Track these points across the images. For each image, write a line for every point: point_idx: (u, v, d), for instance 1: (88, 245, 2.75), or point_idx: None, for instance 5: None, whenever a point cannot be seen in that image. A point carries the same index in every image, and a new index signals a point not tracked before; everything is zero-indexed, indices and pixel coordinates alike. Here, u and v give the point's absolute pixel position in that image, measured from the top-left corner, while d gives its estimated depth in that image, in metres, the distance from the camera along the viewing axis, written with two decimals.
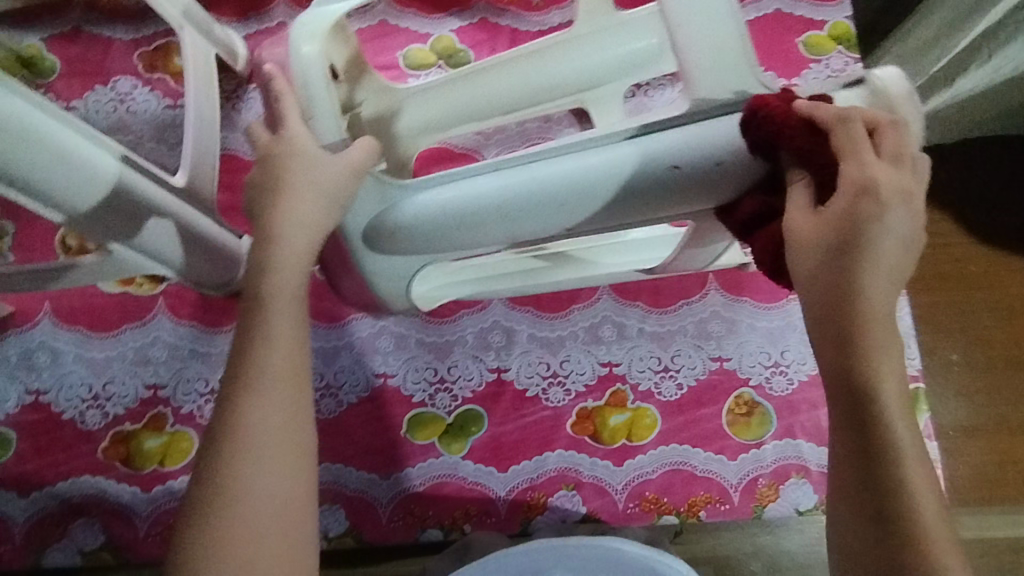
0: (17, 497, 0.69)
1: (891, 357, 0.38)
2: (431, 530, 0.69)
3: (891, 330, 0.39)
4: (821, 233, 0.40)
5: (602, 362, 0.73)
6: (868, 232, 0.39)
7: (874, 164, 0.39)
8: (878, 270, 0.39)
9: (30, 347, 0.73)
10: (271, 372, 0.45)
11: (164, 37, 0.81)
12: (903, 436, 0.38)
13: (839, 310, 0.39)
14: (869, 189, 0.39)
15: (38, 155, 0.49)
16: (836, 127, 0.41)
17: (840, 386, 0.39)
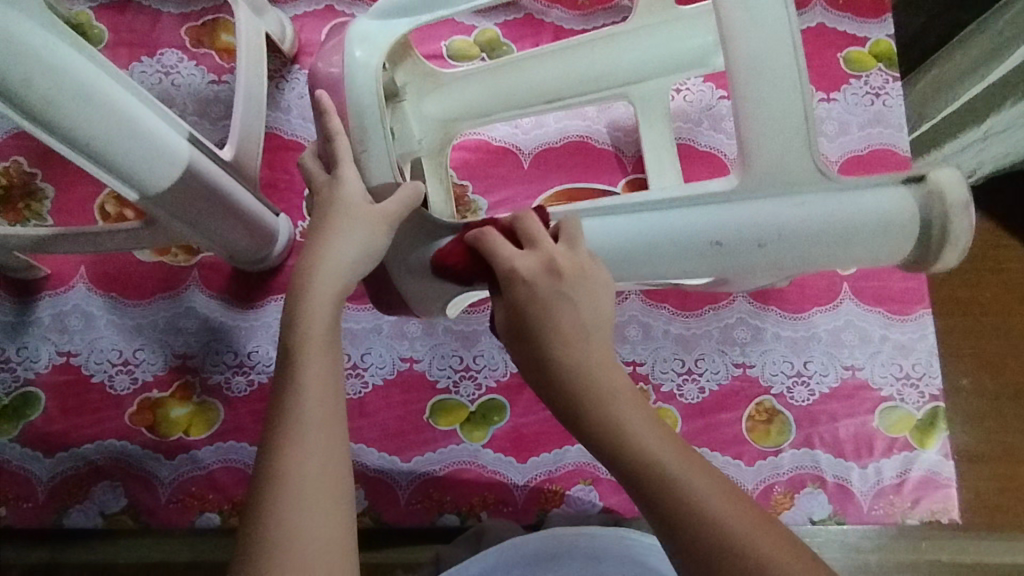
0: (43, 457, 0.70)
1: (625, 410, 0.42)
2: (447, 514, 0.70)
3: (626, 403, 0.42)
4: (522, 319, 0.46)
5: (626, 361, 0.73)
6: (548, 308, 0.46)
7: (517, 254, 0.49)
8: (586, 335, 0.45)
9: (64, 309, 0.73)
10: (311, 417, 0.45)
11: (212, 13, 0.81)
12: (682, 483, 0.39)
13: (564, 398, 0.43)
14: (511, 273, 0.48)
15: (110, 124, 0.50)
16: (490, 233, 0.52)
17: (604, 462, 0.41)
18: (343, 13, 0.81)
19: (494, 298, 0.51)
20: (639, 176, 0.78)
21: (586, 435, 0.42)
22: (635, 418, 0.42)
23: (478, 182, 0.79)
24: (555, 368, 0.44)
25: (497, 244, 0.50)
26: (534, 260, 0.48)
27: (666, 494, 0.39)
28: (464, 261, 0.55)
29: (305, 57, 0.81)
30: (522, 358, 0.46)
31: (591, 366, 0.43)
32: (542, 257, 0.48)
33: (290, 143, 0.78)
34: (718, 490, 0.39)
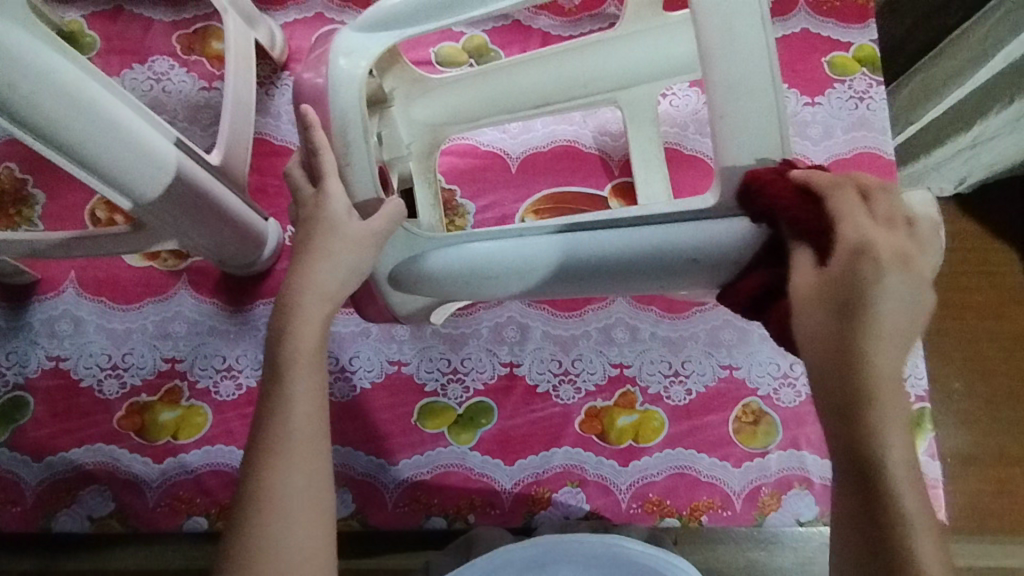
0: (31, 461, 0.70)
1: (888, 409, 0.39)
2: (435, 517, 0.70)
3: (900, 405, 0.39)
4: (824, 291, 0.42)
5: (613, 363, 0.74)
6: (867, 290, 0.41)
7: (859, 225, 0.43)
8: (883, 327, 0.40)
9: (53, 314, 0.74)
10: (296, 435, 0.46)
11: (203, 21, 0.82)
12: (891, 487, 0.38)
13: (839, 388, 0.40)
14: (862, 247, 0.42)
15: (97, 129, 0.50)
16: (838, 192, 0.44)
17: (837, 456, 0.40)
18: (332, 20, 0.82)
19: (796, 244, 0.46)
20: (626, 180, 0.79)
21: (843, 421, 0.40)
22: (897, 415, 0.39)
23: (466, 187, 0.79)
24: (857, 351, 0.40)
25: (846, 208, 0.44)
26: (857, 233, 0.42)
27: (884, 498, 0.38)
28: (783, 190, 0.46)
29: (295, 63, 0.81)
30: (808, 326, 0.42)
31: (890, 355, 0.40)
32: (897, 244, 0.42)
33: (279, 148, 0.79)
34: (923, 504, 0.38)
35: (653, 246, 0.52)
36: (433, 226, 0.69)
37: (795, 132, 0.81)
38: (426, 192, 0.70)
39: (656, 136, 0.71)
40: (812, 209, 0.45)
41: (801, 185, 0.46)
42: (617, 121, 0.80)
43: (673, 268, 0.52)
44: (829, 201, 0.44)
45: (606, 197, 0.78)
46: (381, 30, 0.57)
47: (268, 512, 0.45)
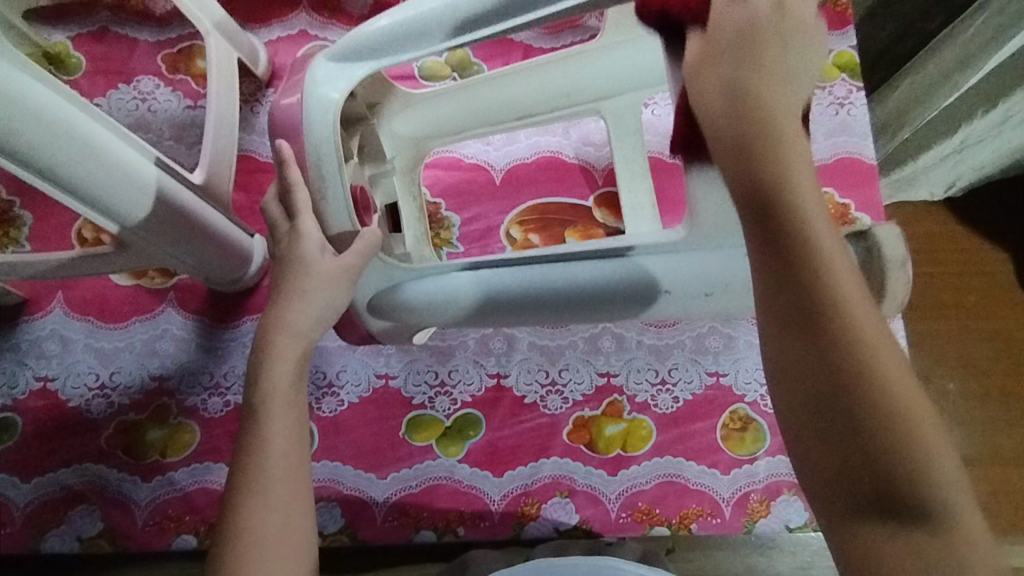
0: (20, 482, 0.70)
1: (804, 206, 0.39)
2: (425, 531, 0.70)
3: (817, 200, 0.39)
4: (729, 82, 0.43)
5: (600, 373, 0.74)
6: (759, 75, 0.43)
7: (737, 46, 0.44)
8: (789, 126, 0.41)
9: (40, 334, 0.74)
10: (273, 472, 0.48)
11: (188, 40, 0.83)
12: (833, 286, 0.37)
13: (754, 198, 0.40)
14: (752, 31, 0.44)
15: (75, 151, 0.51)
16: (728, 20, 0.45)
17: (768, 270, 0.38)
18: (315, 37, 0.82)
19: (695, 86, 0.45)
20: (610, 189, 0.79)
21: (764, 202, 0.39)
22: (812, 197, 0.39)
23: (451, 200, 0.80)
24: (770, 164, 0.40)
25: (734, 20, 0.45)
26: (743, 52, 0.44)
27: (825, 304, 0.37)
28: (675, 62, 0.46)
29: (279, 80, 0.82)
30: (724, 153, 0.42)
31: (790, 154, 0.40)
32: (779, 55, 0.44)
33: (264, 165, 0.79)
34: (858, 296, 0.37)
35: (628, 279, 0.57)
36: (419, 240, 0.70)
37: None
38: (411, 206, 0.71)
39: (638, 145, 0.71)
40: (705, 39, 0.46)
41: (702, 47, 0.46)
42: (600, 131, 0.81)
43: (649, 299, 0.57)
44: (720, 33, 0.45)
45: (591, 207, 0.79)
46: (362, 57, 0.58)
47: (245, 549, 0.46)
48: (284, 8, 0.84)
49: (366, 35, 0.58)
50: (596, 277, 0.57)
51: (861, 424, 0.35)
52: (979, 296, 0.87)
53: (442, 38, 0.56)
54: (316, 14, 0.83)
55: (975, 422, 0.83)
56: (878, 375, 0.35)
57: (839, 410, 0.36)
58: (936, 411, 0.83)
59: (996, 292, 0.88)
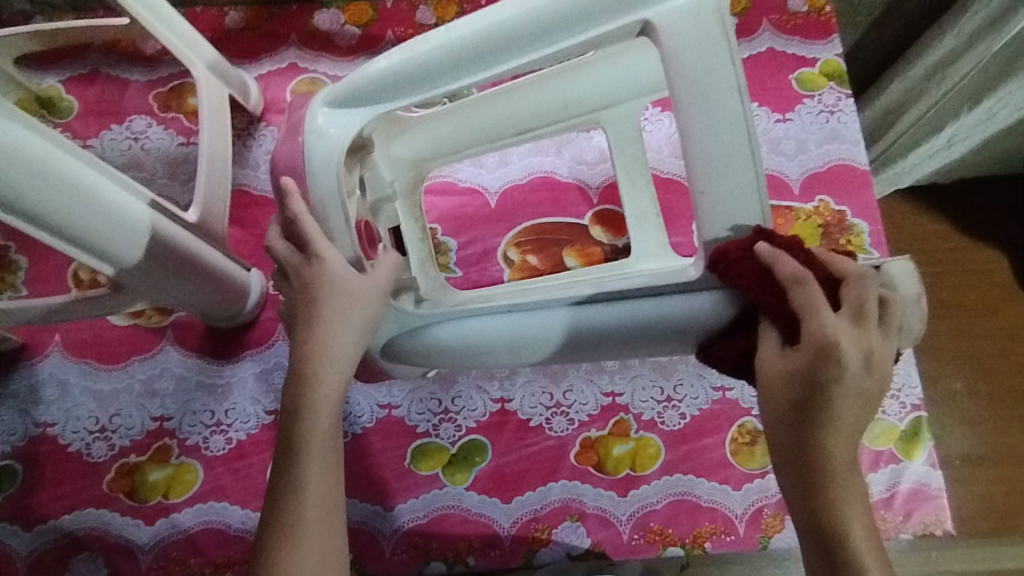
0: (21, 531, 0.69)
1: (841, 494, 0.43)
2: (435, 562, 0.69)
3: (856, 488, 0.43)
4: (789, 384, 0.44)
5: (605, 393, 0.73)
6: (827, 383, 0.42)
7: (840, 325, 0.43)
8: (849, 397, 0.43)
9: (39, 379, 0.73)
10: (309, 515, 0.51)
11: (178, 78, 0.83)
12: (859, 560, 0.42)
13: (801, 478, 0.44)
14: (828, 348, 0.42)
15: (71, 199, 0.51)
16: (808, 283, 0.44)
17: (807, 542, 0.44)
18: (305, 69, 0.83)
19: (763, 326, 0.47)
20: (606, 207, 0.79)
21: (810, 484, 0.43)
22: (846, 462, 0.43)
23: (447, 224, 0.80)
24: (813, 431, 0.43)
25: (810, 298, 0.44)
26: (834, 324, 0.43)
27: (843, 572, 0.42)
28: (743, 274, 0.48)
29: (272, 113, 0.83)
30: (775, 401, 0.44)
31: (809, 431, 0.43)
32: (824, 335, 0.42)
33: (259, 198, 0.79)
34: (878, 565, 0.42)
35: (642, 323, 0.55)
36: (423, 261, 0.70)
37: (768, 149, 0.82)
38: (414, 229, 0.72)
39: (631, 160, 0.72)
40: (775, 290, 0.46)
41: (761, 262, 0.47)
42: (593, 149, 0.81)
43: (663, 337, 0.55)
44: (787, 262, 0.45)
45: (587, 224, 0.79)
46: (355, 108, 0.57)
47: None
48: (273, 42, 0.84)
49: (359, 86, 0.56)
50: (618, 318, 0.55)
51: None
52: (978, 293, 0.87)
53: (439, 82, 0.55)
54: (305, 46, 0.84)
55: (985, 421, 0.82)
56: None
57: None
58: (944, 412, 0.82)
59: (994, 290, 0.88)
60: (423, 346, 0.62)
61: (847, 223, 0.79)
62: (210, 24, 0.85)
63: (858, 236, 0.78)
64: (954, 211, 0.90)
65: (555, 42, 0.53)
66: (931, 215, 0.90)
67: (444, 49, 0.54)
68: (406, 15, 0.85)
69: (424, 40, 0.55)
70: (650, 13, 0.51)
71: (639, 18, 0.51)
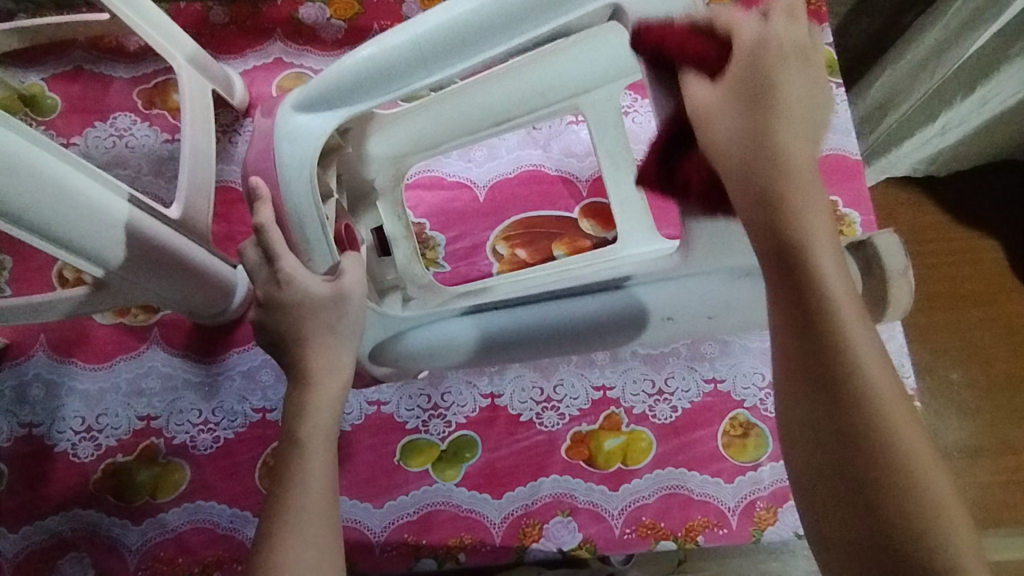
0: (8, 532, 0.68)
1: (799, 193, 0.42)
2: (425, 559, 0.68)
3: (822, 209, 0.42)
4: (728, 96, 0.45)
5: (596, 386, 0.73)
6: (775, 82, 0.45)
7: (788, 75, 0.45)
8: (795, 119, 0.44)
9: (24, 379, 0.73)
10: (310, 501, 0.48)
11: (163, 75, 0.83)
12: (833, 289, 0.40)
13: (758, 176, 0.43)
14: (760, 42, 0.46)
15: (45, 196, 0.50)
16: (741, 65, 0.46)
17: (770, 263, 0.42)
18: (291, 63, 0.82)
19: (688, 95, 0.48)
20: (595, 200, 0.79)
21: (819, 356, 0.39)
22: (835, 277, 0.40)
23: (435, 218, 0.79)
24: (767, 153, 0.43)
25: (737, 57, 0.46)
26: (758, 29, 0.46)
27: (812, 290, 0.40)
28: (677, 92, 0.50)
29: (257, 109, 0.82)
30: (733, 116, 0.45)
31: (766, 149, 0.43)
32: (769, 81, 0.45)
33: (245, 195, 0.78)
34: (848, 294, 0.40)
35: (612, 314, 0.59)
36: (410, 256, 0.69)
37: None
38: (397, 227, 0.70)
39: (622, 151, 0.71)
40: (712, 47, 0.48)
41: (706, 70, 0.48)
42: (582, 141, 0.81)
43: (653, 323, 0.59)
44: (737, 25, 0.47)
45: (577, 217, 0.78)
46: (327, 107, 0.55)
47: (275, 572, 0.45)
48: (258, 37, 0.83)
49: (327, 84, 0.55)
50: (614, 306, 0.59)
51: (841, 417, 0.37)
52: (973, 282, 0.87)
53: (411, 76, 0.54)
54: (289, 41, 0.83)
55: (980, 410, 0.82)
56: (864, 380, 0.38)
57: (850, 455, 0.37)
58: (939, 402, 0.82)
59: (988, 279, 0.87)
60: (410, 351, 0.62)
61: (839, 213, 0.78)
62: (194, 20, 0.84)
63: (851, 225, 0.77)
64: (948, 199, 0.90)
65: (531, 30, 0.52)
66: (923, 204, 0.90)
67: (413, 44, 0.53)
68: (392, 7, 0.84)
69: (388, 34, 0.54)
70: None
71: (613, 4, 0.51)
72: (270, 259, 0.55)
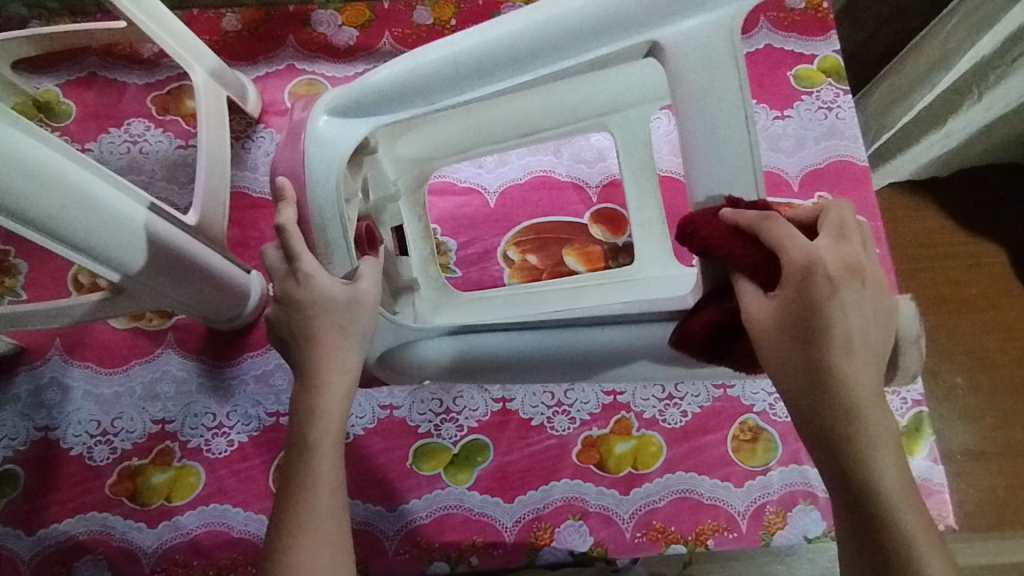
0: (24, 535, 0.69)
1: (858, 410, 0.40)
2: (437, 562, 0.69)
3: (881, 412, 0.40)
4: (784, 318, 0.42)
5: (606, 391, 0.73)
6: (828, 306, 0.41)
7: (848, 298, 0.41)
8: (849, 310, 0.41)
9: (40, 383, 0.73)
10: (322, 506, 0.49)
11: (176, 81, 0.83)
12: (886, 480, 0.39)
13: (815, 432, 0.41)
14: (810, 266, 0.41)
15: (69, 203, 0.51)
16: (788, 250, 0.42)
17: (825, 462, 0.41)
18: (303, 70, 0.83)
19: (740, 278, 0.46)
20: (605, 206, 0.79)
21: (860, 509, 0.40)
22: (890, 466, 0.40)
23: (446, 224, 0.80)
24: (823, 375, 0.40)
25: (779, 231, 0.43)
26: (807, 248, 0.42)
27: (863, 479, 0.40)
28: (716, 232, 0.47)
29: (270, 115, 0.83)
30: (780, 325, 0.42)
31: (828, 400, 0.40)
32: (818, 263, 0.42)
33: (258, 200, 0.79)
34: (899, 474, 0.40)
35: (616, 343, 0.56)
36: (426, 259, 0.71)
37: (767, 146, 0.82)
38: (415, 226, 0.72)
39: (632, 158, 0.71)
40: (747, 241, 0.45)
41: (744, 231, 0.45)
42: (592, 148, 0.81)
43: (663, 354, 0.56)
44: (784, 240, 0.43)
45: (587, 223, 0.79)
46: (358, 116, 0.57)
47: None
48: (271, 44, 0.84)
49: (363, 92, 0.56)
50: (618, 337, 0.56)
51: None
52: (979, 288, 0.87)
53: (439, 96, 0.55)
54: (302, 48, 0.84)
55: (986, 416, 0.82)
56: (918, 563, 0.39)
57: None
58: (945, 407, 0.82)
59: (994, 285, 0.88)
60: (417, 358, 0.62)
61: None
62: (208, 26, 0.85)
63: None
64: (953, 205, 0.90)
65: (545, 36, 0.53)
66: (930, 211, 0.90)
67: (450, 61, 0.54)
68: (404, 15, 0.85)
69: (430, 49, 0.55)
70: (658, 34, 0.51)
71: (629, 13, 0.51)
72: (287, 265, 0.55)
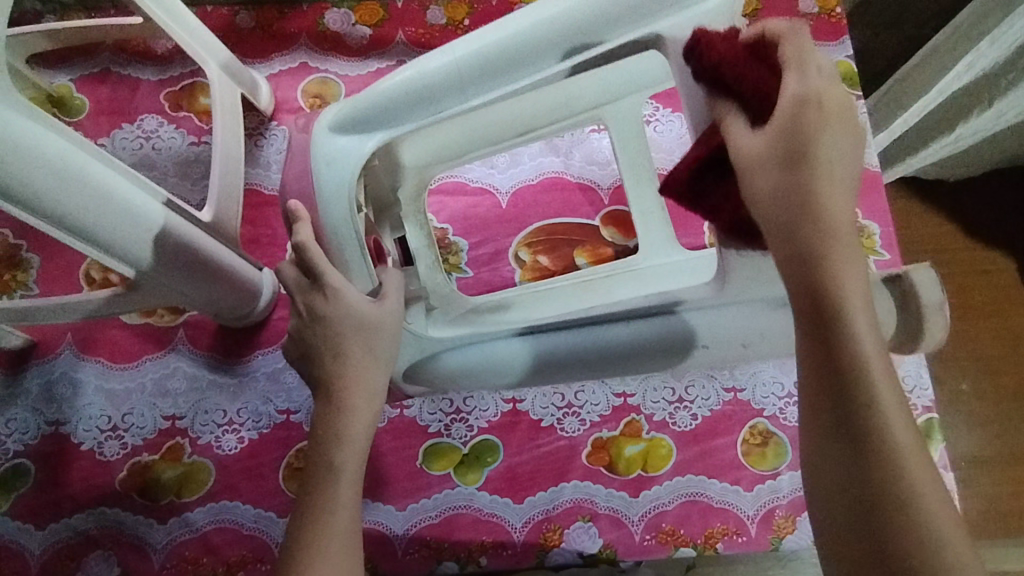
0: (34, 529, 0.69)
1: (844, 275, 0.40)
2: (446, 562, 0.69)
3: (864, 303, 0.40)
4: (771, 149, 0.43)
5: (616, 393, 0.73)
6: (814, 133, 0.43)
7: (834, 149, 0.43)
8: (835, 182, 0.42)
9: (51, 377, 0.73)
10: (338, 503, 0.50)
11: (189, 78, 0.83)
12: (874, 372, 0.39)
13: (802, 300, 0.41)
14: (810, 91, 0.43)
15: (86, 199, 0.51)
16: (790, 74, 0.44)
17: (812, 357, 0.40)
18: (316, 68, 0.83)
19: (735, 105, 0.47)
20: (617, 208, 0.79)
21: (860, 440, 0.38)
22: (875, 356, 0.39)
23: (458, 224, 0.80)
24: (810, 242, 0.41)
25: (787, 53, 0.45)
26: (802, 77, 0.44)
27: (854, 374, 0.38)
28: (730, 59, 0.48)
29: (283, 113, 0.83)
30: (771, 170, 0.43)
31: (813, 258, 0.41)
32: (812, 114, 0.43)
33: (270, 198, 0.79)
34: (886, 373, 0.39)
35: (646, 340, 0.59)
36: (432, 267, 0.69)
37: None
38: (418, 233, 0.70)
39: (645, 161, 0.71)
40: (756, 59, 0.47)
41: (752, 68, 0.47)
42: (604, 150, 0.81)
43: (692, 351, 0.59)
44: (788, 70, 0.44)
45: (599, 225, 0.79)
46: (359, 130, 0.56)
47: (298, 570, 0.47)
48: (284, 41, 0.84)
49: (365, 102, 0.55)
50: (642, 335, 0.59)
51: (872, 506, 0.37)
52: (989, 295, 0.87)
53: (445, 101, 0.55)
54: (315, 46, 0.84)
55: (995, 422, 0.82)
56: (901, 468, 0.37)
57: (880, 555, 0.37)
58: (953, 413, 0.82)
59: (1004, 291, 0.87)
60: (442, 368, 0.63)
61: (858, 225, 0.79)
62: (221, 23, 0.85)
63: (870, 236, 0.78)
64: (964, 212, 0.90)
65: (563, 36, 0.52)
66: (941, 217, 0.90)
67: (454, 65, 0.54)
68: (417, 15, 0.85)
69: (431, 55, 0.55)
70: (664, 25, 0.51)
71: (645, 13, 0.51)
72: (303, 263, 0.56)
